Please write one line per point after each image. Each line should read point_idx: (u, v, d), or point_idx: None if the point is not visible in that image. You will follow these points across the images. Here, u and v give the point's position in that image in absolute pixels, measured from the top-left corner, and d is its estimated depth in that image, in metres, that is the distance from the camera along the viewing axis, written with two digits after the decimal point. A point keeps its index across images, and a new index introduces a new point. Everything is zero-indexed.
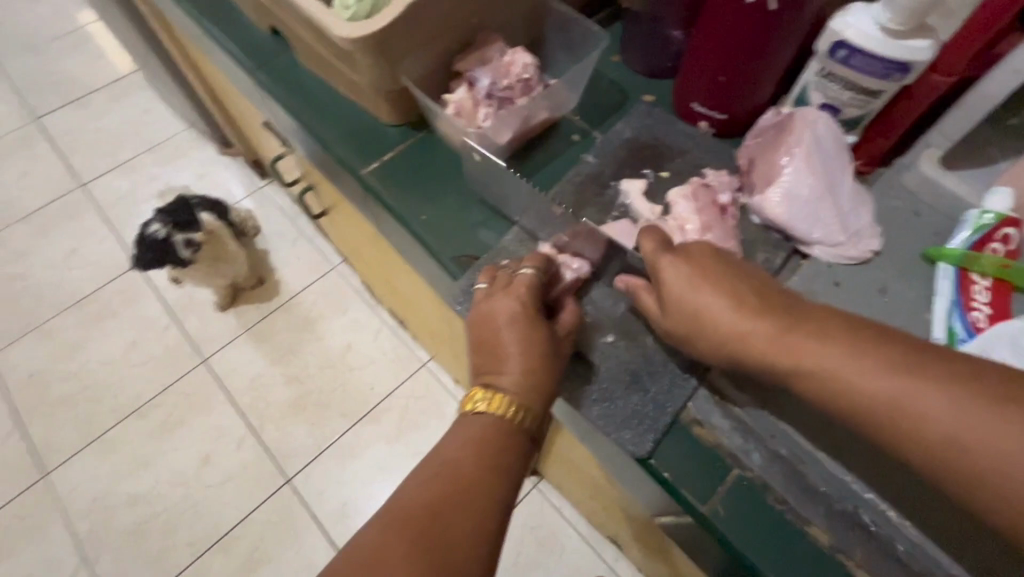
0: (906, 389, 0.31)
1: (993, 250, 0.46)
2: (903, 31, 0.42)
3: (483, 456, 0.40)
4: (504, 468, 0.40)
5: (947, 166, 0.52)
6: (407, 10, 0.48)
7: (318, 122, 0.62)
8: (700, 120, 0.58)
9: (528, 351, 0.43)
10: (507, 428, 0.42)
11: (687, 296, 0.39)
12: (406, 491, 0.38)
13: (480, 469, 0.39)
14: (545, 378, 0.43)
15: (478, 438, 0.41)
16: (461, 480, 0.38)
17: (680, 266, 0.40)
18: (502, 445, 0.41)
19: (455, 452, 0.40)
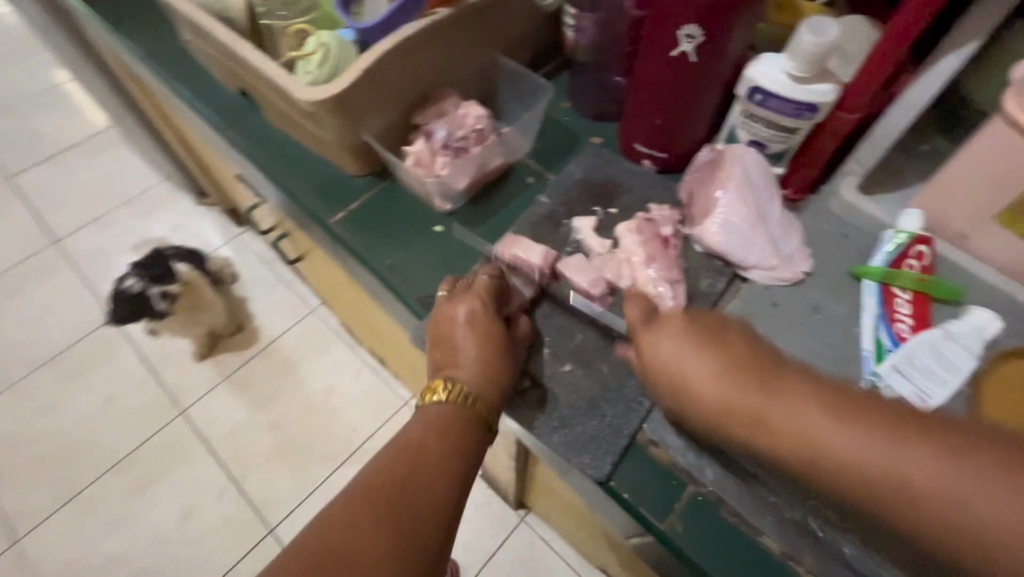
0: (885, 453, 0.30)
1: (911, 266, 0.50)
2: (808, 77, 0.48)
3: (443, 440, 0.42)
4: (462, 452, 0.42)
5: (867, 190, 0.56)
6: (364, 73, 0.52)
7: (287, 176, 0.66)
8: (644, 159, 0.63)
9: (486, 344, 0.46)
10: (467, 414, 0.44)
11: (675, 359, 0.40)
12: (368, 469, 0.40)
13: (441, 449, 0.41)
14: (501, 369, 0.46)
15: (440, 421, 0.43)
16: (425, 459, 0.41)
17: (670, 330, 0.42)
18: (460, 430, 0.43)
19: (417, 436, 0.42)
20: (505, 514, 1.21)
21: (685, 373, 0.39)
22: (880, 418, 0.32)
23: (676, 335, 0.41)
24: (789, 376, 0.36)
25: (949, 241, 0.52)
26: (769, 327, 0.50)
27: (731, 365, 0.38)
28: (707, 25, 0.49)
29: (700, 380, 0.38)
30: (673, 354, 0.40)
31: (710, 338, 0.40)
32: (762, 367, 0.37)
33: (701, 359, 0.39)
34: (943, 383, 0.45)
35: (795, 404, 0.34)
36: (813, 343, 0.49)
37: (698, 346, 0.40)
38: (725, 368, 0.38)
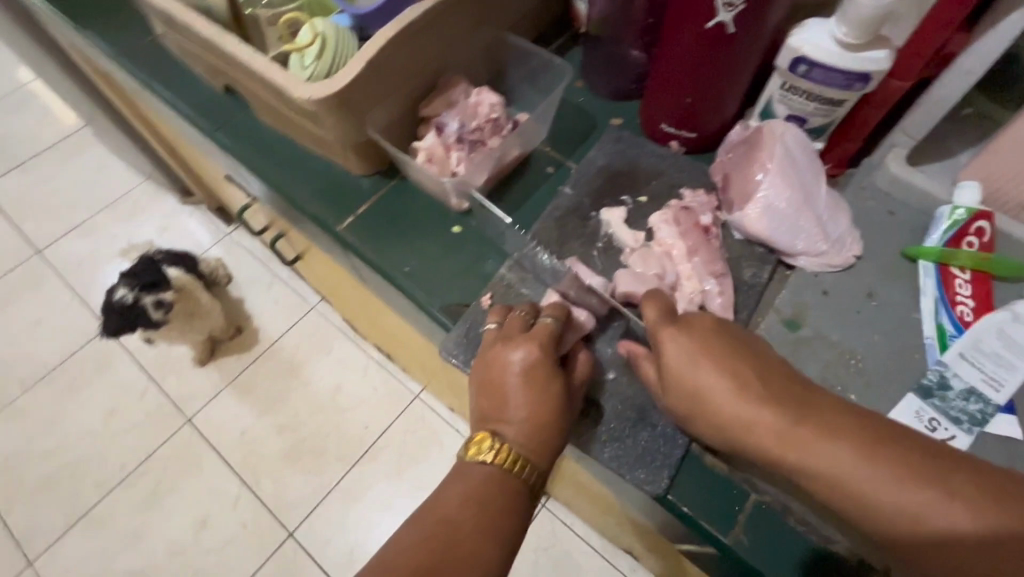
0: (877, 473, 0.31)
1: (970, 244, 0.47)
2: (861, 44, 0.43)
3: (482, 509, 0.37)
4: (503, 524, 0.37)
5: (914, 161, 0.53)
6: (368, 65, 0.47)
7: (287, 181, 0.61)
8: (671, 140, 0.59)
9: (539, 400, 0.41)
10: (509, 480, 0.39)
11: (699, 380, 0.37)
12: (396, 541, 0.35)
13: (477, 532, 0.36)
14: (551, 431, 0.41)
15: (479, 486, 0.38)
16: (458, 540, 0.35)
17: (687, 347, 0.39)
18: (503, 502, 0.38)
19: (452, 504, 0.37)
20: None
21: (692, 380, 0.38)
22: (855, 433, 0.33)
23: (691, 354, 0.38)
24: (808, 395, 0.35)
25: (1007, 213, 0.48)
26: (821, 317, 0.47)
27: (765, 394, 0.36)
28: None
29: (737, 409, 0.36)
30: (697, 377, 0.37)
31: (732, 356, 0.38)
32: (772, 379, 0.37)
33: (734, 386, 0.36)
34: (1013, 368, 0.42)
35: (838, 442, 0.32)
36: (870, 332, 0.46)
37: (719, 366, 0.37)
38: (758, 396, 0.35)
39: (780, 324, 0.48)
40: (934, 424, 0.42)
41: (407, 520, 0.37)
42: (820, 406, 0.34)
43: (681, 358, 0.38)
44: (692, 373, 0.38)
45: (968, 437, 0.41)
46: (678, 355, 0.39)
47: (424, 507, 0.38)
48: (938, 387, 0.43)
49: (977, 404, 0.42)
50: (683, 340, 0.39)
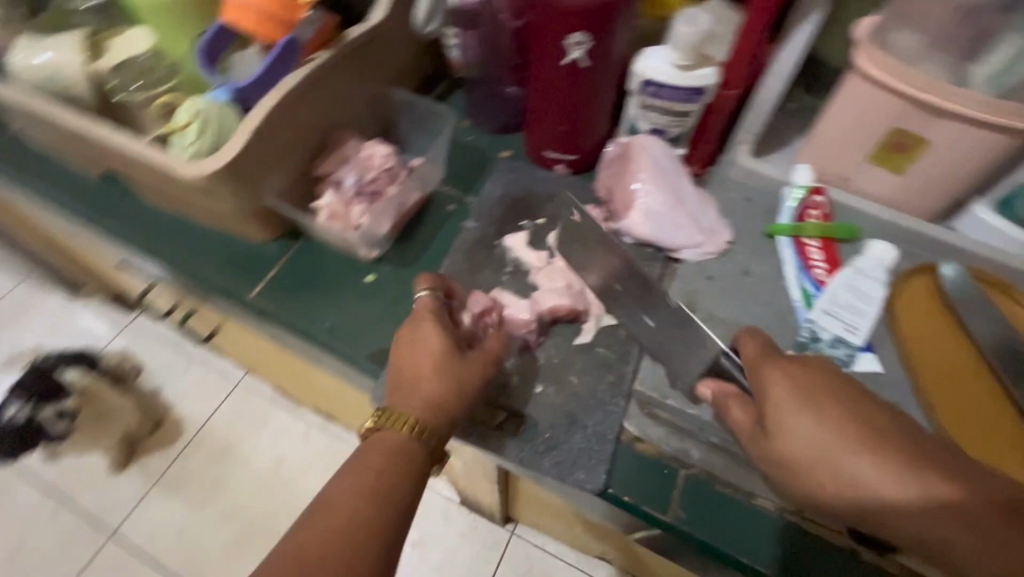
0: (960, 539, 0.32)
1: (812, 217, 0.56)
2: (691, 64, 0.51)
3: (350, 524, 0.37)
4: (375, 530, 0.37)
5: (759, 153, 0.61)
6: (253, 136, 0.48)
7: (188, 259, 0.60)
8: (556, 164, 0.64)
9: (444, 378, 0.44)
10: (387, 478, 0.40)
11: (822, 438, 0.36)
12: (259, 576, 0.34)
13: (372, 512, 0.38)
14: (451, 404, 0.44)
15: (356, 495, 0.38)
16: (355, 524, 0.37)
17: (799, 389, 0.38)
18: (400, 475, 0.40)
19: (320, 524, 0.37)
20: (492, 537, 1.09)
21: (802, 436, 0.37)
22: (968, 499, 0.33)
23: (812, 410, 0.37)
24: (921, 445, 0.35)
25: (836, 185, 0.58)
26: (710, 299, 0.53)
27: (909, 459, 0.34)
28: (591, 30, 0.50)
29: (885, 483, 0.34)
30: (802, 431, 0.37)
31: (848, 408, 0.37)
32: (897, 435, 0.35)
33: (889, 462, 0.34)
34: (863, 314, 0.51)
35: (1002, 524, 0.32)
36: (752, 304, 0.53)
37: (861, 440, 0.35)
38: (912, 467, 0.34)
39: None
40: None
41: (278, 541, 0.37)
42: (937, 468, 0.34)
43: (789, 402, 0.38)
44: (795, 426, 0.37)
45: None
46: (789, 407, 0.38)
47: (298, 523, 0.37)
48: (811, 342, 0.50)
49: (843, 349, 0.50)
50: (786, 378, 0.39)
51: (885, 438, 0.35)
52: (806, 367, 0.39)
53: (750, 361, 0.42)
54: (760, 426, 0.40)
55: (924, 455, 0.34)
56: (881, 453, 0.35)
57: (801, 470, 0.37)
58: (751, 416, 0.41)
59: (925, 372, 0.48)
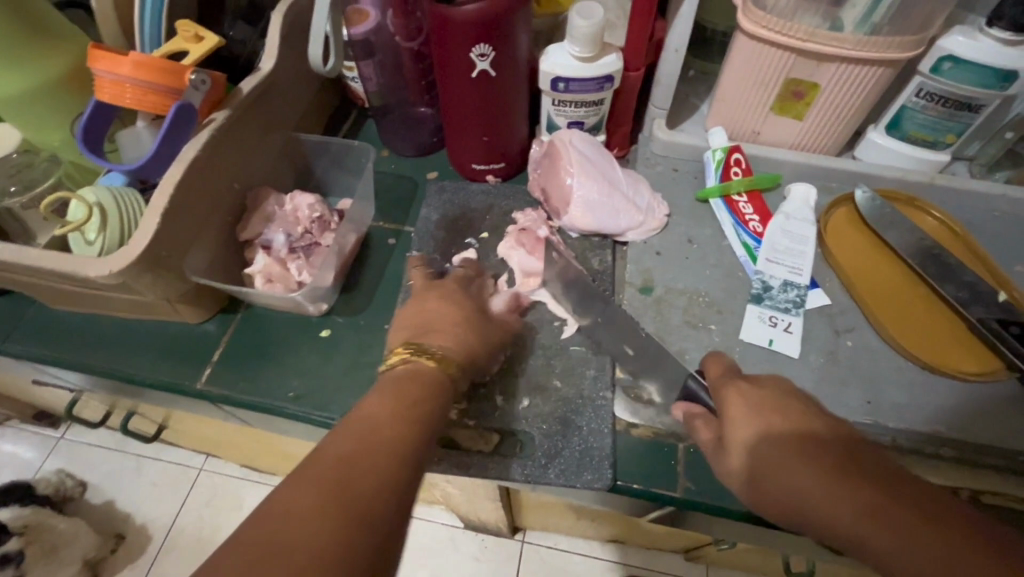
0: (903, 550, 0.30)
1: (736, 173, 0.59)
2: (592, 55, 0.52)
3: (386, 442, 0.33)
4: (405, 443, 0.34)
5: (673, 124, 0.64)
6: (165, 217, 0.45)
7: (118, 361, 0.54)
8: (486, 175, 0.63)
9: (470, 328, 0.46)
10: (421, 409, 0.37)
11: (764, 446, 0.36)
12: (292, 487, 0.29)
13: (397, 425, 0.35)
14: (477, 352, 0.46)
15: (398, 425, 0.35)
16: (380, 435, 0.34)
17: (753, 407, 0.38)
18: (427, 401, 0.38)
19: (360, 444, 0.32)
20: (504, 550, 1.07)
21: (759, 450, 0.36)
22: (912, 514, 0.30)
23: (761, 426, 0.37)
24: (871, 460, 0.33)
25: (749, 140, 0.61)
26: (665, 273, 0.54)
27: (849, 480, 0.32)
28: (492, 40, 0.50)
29: (824, 497, 0.32)
30: (753, 445, 0.36)
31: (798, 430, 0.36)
32: (847, 453, 0.34)
33: (830, 480, 0.33)
34: (802, 254, 0.54)
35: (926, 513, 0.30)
36: (703, 269, 0.55)
37: (811, 462, 0.34)
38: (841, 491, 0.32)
39: (637, 293, 0.53)
40: (775, 319, 0.51)
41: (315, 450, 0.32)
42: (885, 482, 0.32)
43: (743, 411, 0.38)
44: (749, 438, 0.37)
45: (800, 318, 0.51)
46: (742, 423, 0.37)
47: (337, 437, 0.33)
48: (765, 291, 0.52)
49: (794, 291, 0.52)
50: (743, 401, 0.38)
51: (832, 450, 0.34)
52: (766, 390, 0.38)
53: (712, 385, 0.42)
54: (720, 443, 0.39)
55: (875, 469, 0.33)
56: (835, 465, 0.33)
57: (756, 486, 0.36)
58: (713, 434, 0.40)
59: (867, 294, 0.52)
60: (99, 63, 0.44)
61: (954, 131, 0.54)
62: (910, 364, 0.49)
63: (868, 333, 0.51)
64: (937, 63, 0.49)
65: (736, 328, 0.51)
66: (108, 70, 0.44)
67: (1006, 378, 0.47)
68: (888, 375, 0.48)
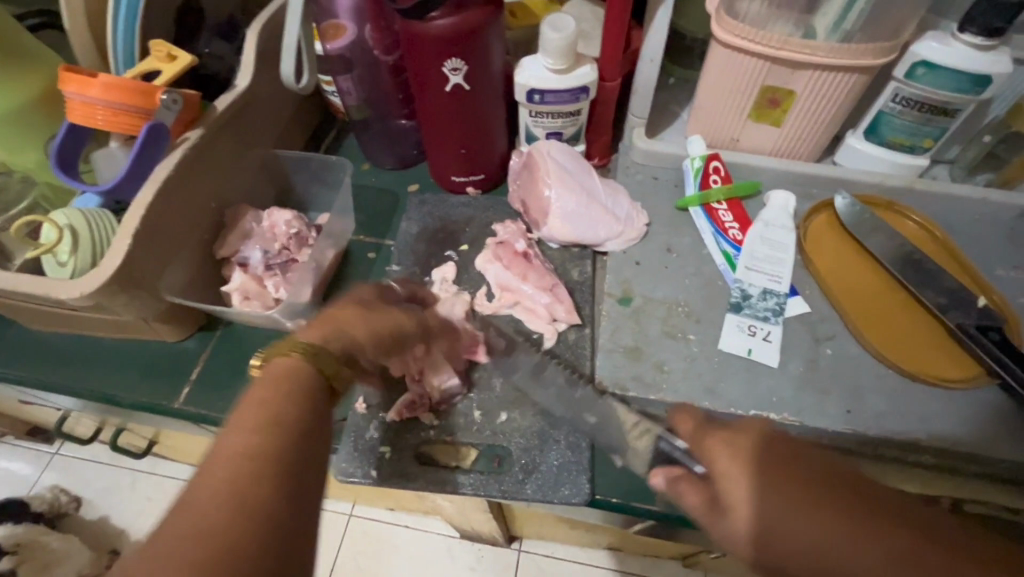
0: None
1: (716, 181, 0.59)
2: (566, 67, 0.52)
3: (274, 426, 0.32)
4: (300, 421, 0.33)
5: (653, 132, 0.64)
6: (137, 238, 0.44)
7: (97, 381, 0.54)
8: (466, 187, 0.63)
9: (354, 313, 0.43)
10: (299, 384, 0.35)
11: (770, 508, 0.31)
12: (187, 507, 0.29)
13: (283, 406, 0.34)
14: (354, 335, 0.41)
15: (254, 431, 0.32)
16: (269, 423, 0.32)
17: (746, 460, 0.33)
18: (301, 383, 0.35)
19: (243, 440, 0.31)
20: (500, 560, 1.06)
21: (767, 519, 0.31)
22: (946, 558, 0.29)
23: (763, 486, 0.32)
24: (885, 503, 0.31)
25: (728, 148, 0.61)
26: (644, 283, 0.54)
27: (851, 520, 0.31)
28: (464, 54, 0.50)
29: (841, 545, 0.30)
30: (756, 505, 0.32)
31: (805, 481, 0.32)
32: (857, 499, 0.32)
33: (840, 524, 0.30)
34: (781, 262, 0.54)
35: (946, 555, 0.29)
36: (683, 278, 0.54)
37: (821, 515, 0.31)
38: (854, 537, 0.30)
39: (616, 304, 0.53)
40: (754, 328, 0.51)
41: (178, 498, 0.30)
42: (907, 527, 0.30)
43: (735, 470, 0.33)
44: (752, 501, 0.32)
45: (779, 326, 0.51)
46: (742, 484, 0.33)
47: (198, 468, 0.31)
48: (744, 299, 0.52)
49: (774, 299, 0.52)
50: (728, 450, 0.34)
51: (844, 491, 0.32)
52: (741, 432, 0.35)
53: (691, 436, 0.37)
54: (715, 505, 0.34)
55: (885, 509, 0.31)
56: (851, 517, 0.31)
57: (761, 546, 0.32)
58: (704, 497, 0.34)
59: (846, 301, 0.52)
60: (69, 85, 0.44)
61: (931, 135, 0.54)
62: (891, 371, 0.48)
63: (848, 340, 0.50)
64: (911, 68, 0.49)
65: (715, 337, 0.51)
66: (79, 93, 0.45)
67: (987, 383, 0.47)
68: (869, 382, 0.48)
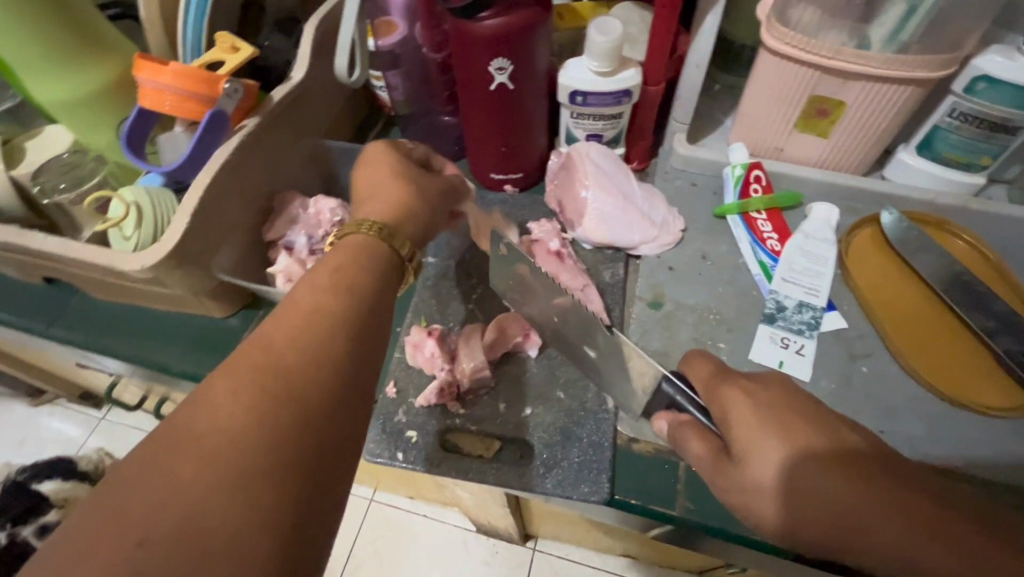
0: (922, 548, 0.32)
1: (756, 190, 0.58)
2: (611, 70, 0.53)
3: (321, 312, 0.34)
4: (354, 311, 0.35)
5: (695, 138, 0.63)
6: (195, 217, 0.47)
7: (149, 350, 0.58)
8: (504, 184, 0.65)
9: (408, 184, 0.45)
10: (358, 270, 0.37)
11: (786, 460, 0.34)
12: (213, 384, 0.29)
13: (337, 294, 0.35)
14: (414, 215, 0.44)
15: (312, 309, 0.33)
16: (322, 309, 0.34)
17: (765, 404, 0.36)
18: (374, 258, 0.39)
19: (295, 320, 0.33)
20: (515, 557, 1.07)
21: (788, 464, 0.34)
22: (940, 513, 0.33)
23: (788, 443, 0.35)
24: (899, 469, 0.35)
25: (771, 157, 0.60)
26: (676, 289, 0.54)
27: (863, 475, 0.34)
28: (511, 55, 0.51)
29: (864, 508, 0.33)
30: (773, 455, 0.35)
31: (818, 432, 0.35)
32: (874, 461, 0.35)
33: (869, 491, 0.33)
34: (820, 276, 0.53)
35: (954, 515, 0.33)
36: (716, 286, 0.54)
37: (845, 474, 0.34)
38: (871, 499, 0.33)
39: (646, 308, 0.53)
40: (787, 341, 0.50)
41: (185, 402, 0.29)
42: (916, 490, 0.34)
43: (756, 422, 0.36)
44: (775, 455, 0.35)
45: (813, 341, 0.50)
46: (760, 436, 0.35)
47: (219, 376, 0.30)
48: (778, 311, 0.51)
49: (809, 313, 0.51)
50: (750, 404, 0.36)
51: (857, 447, 0.35)
52: (762, 392, 0.37)
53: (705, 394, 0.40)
54: (726, 457, 0.37)
55: (894, 472, 0.34)
56: (865, 475, 0.34)
57: (770, 494, 0.35)
58: (711, 447, 0.38)
59: (886, 319, 0.50)
60: (143, 71, 0.48)
61: (989, 153, 0.52)
62: (930, 395, 0.47)
63: (886, 361, 0.49)
64: (971, 83, 0.48)
65: (746, 347, 0.50)
66: (151, 79, 0.48)
67: None
68: (905, 404, 0.47)
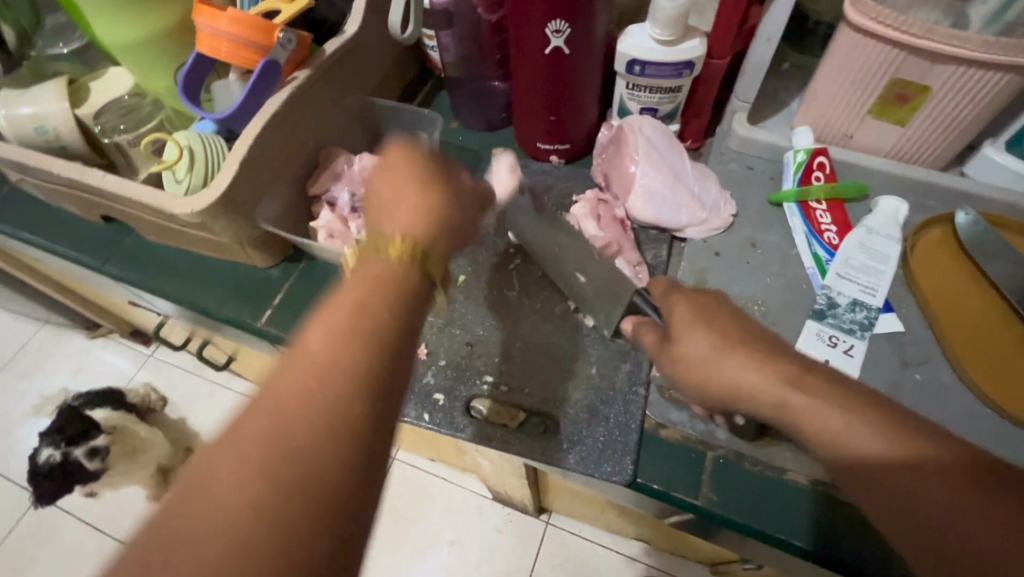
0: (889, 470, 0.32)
1: (818, 178, 0.54)
2: (674, 39, 0.50)
3: (337, 363, 0.29)
4: (373, 355, 0.30)
5: (756, 119, 0.60)
6: (243, 165, 0.48)
7: (194, 293, 0.60)
8: (550, 155, 0.63)
9: (437, 199, 0.39)
10: (381, 300, 0.32)
11: (726, 360, 0.37)
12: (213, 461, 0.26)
13: (361, 342, 0.30)
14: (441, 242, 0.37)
15: (323, 359, 0.29)
16: (336, 361, 0.29)
17: (695, 303, 0.41)
18: (394, 283, 0.34)
19: (306, 373, 0.28)
20: (527, 528, 1.09)
21: (714, 360, 0.38)
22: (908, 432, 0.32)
23: (713, 338, 0.38)
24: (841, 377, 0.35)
25: (837, 144, 0.56)
26: (722, 276, 0.52)
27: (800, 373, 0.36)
28: (571, 17, 0.49)
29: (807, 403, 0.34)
30: (704, 345, 0.38)
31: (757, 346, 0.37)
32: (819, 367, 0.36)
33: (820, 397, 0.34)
34: (880, 274, 0.50)
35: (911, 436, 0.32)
36: (763, 276, 0.52)
37: (785, 378, 0.36)
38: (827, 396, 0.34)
39: None
40: (835, 339, 0.47)
41: (174, 488, 0.26)
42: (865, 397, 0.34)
43: (688, 311, 0.40)
44: (709, 354, 0.38)
45: (865, 342, 0.47)
46: (692, 329, 0.39)
47: (212, 449, 0.26)
48: (829, 307, 0.49)
49: (863, 312, 0.48)
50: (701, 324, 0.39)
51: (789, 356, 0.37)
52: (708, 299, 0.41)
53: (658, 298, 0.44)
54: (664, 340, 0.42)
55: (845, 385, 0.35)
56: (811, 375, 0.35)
57: (705, 377, 0.38)
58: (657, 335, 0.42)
59: (946, 326, 0.47)
60: (201, 16, 0.48)
61: None
62: (988, 411, 0.44)
63: (942, 370, 0.46)
64: None
65: (790, 342, 0.48)
66: (208, 24, 0.48)
67: None
68: (957, 418, 0.44)
